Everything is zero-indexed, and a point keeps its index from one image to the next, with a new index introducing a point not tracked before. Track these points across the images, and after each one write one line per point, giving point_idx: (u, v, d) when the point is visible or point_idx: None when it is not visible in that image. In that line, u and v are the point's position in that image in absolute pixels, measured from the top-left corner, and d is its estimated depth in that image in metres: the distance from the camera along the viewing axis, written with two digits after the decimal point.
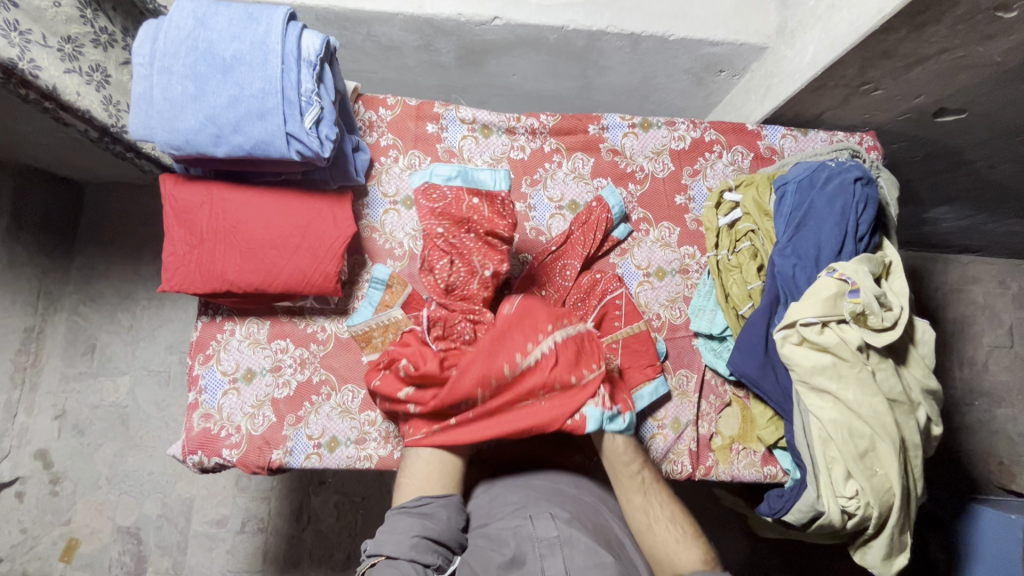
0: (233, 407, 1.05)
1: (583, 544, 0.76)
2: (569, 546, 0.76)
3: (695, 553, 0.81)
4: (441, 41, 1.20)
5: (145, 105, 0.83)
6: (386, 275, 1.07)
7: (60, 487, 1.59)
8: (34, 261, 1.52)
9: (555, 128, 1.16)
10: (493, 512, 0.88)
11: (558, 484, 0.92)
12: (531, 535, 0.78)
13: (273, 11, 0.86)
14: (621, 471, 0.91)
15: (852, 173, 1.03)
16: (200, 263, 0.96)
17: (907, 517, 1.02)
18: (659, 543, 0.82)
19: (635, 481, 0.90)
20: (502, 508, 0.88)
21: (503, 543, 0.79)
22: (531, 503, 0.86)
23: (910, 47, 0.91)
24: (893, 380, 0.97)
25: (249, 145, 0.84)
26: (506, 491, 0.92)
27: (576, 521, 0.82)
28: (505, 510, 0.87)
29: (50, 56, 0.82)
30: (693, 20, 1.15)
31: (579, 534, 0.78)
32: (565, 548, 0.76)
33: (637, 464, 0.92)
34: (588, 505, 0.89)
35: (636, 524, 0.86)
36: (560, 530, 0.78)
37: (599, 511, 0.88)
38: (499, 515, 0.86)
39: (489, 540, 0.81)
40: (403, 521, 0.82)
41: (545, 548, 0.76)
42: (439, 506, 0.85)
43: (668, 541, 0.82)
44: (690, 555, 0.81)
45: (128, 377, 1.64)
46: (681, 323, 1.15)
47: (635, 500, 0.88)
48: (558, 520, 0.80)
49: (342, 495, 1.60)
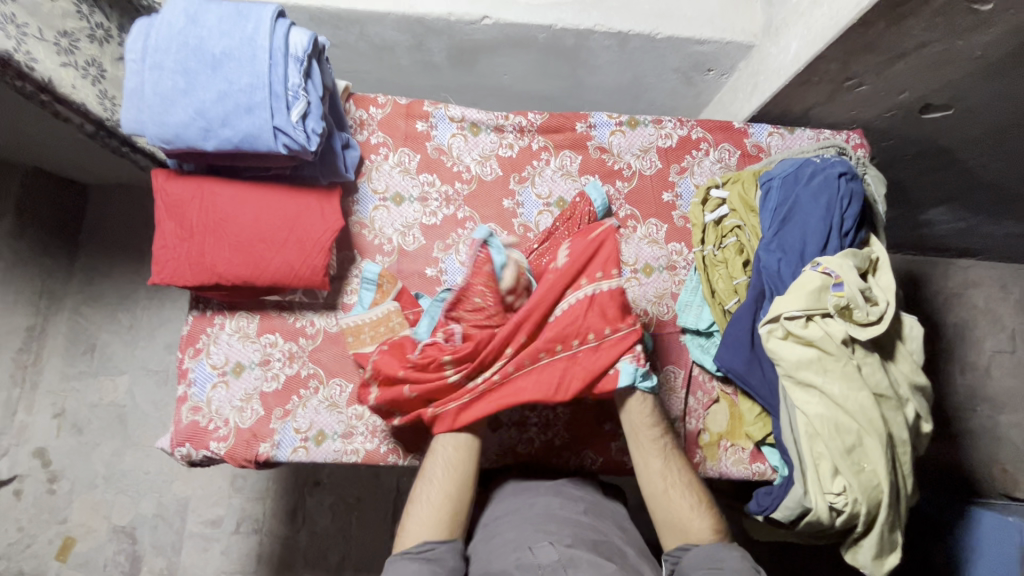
0: (222, 400, 1.06)
1: (588, 562, 0.78)
2: (573, 567, 0.77)
3: (705, 522, 0.88)
4: (433, 40, 1.22)
5: (136, 99, 0.86)
6: (376, 274, 1.08)
7: (57, 486, 1.60)
8: (37, 260, 1.55)
9: (543, 126, 1.17)
10: (491, 549, 0.85)
11: (550, 508, 0.91)
12: (533, 563, 0.78)
13: (263, 8, 0.88)
14: (642, 431, 0.94)
15: (835, 169, 1.05)
16: (190, 256, 0.98)
17: (897, 515, 1.01)
18: (675, 506, 0.89)
19: (656, 445, 0.93)
20: (502, 543, 0.85)
21: None
22: (528, 533, 0.85)
23: (890, 41, 0.92)
24: (879, 374, 0.96)
25: (237, 138, 0.86)
26: (501, 523, 0.91)
27: (575, 542, 0.83)
28: (504, 544, 0.84)
29: (46, 49, 0.84)
30: (680, 19, 1.17)
31: (580, 553, 0.80)
32: (570, 569, 0.76)
33: (659, 428, 0.94)
34: (585, 523, 0.89)
35: (651, 484, 0.91)
36: (560, 554, 0.79)
37: (595, 525, 0.89)
38: (497, 553, 0.83)
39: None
40: (409, 567, 0.80)
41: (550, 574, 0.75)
42: (445, 551, 0.84)
43: (682, 508, 0.88)
44: (702, 525, 0.87)
45: (126, 377, 1.65)
46: (668, 319, 1.15)
47: (657, 459, 0.92)
48: (557, 545, 0.81)
49: (337, 496, 1.60)
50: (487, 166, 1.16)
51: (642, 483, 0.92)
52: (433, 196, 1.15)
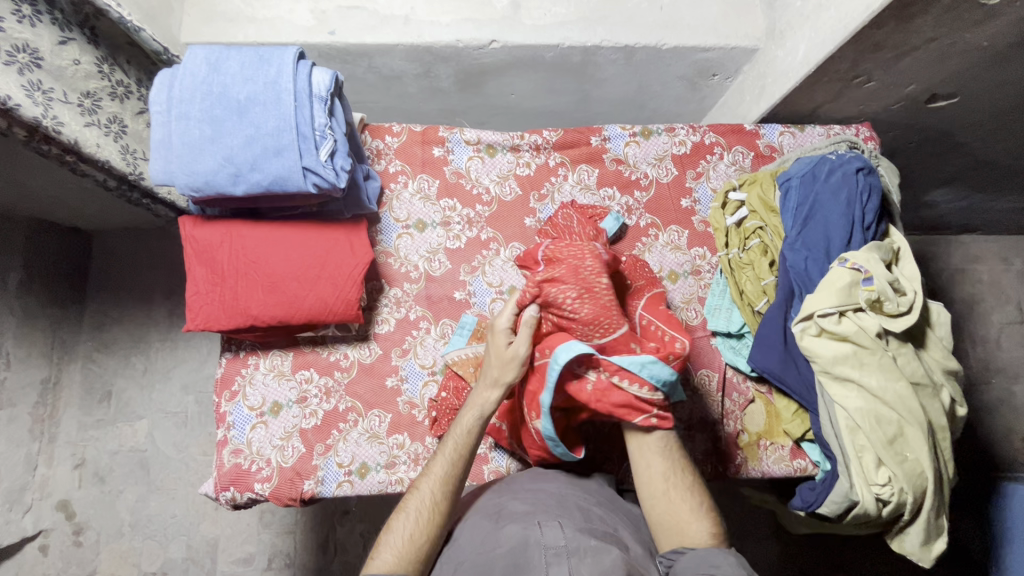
0: (263, 441, 1.06)
1: (593, 552, 0.73)
2: (577, 555, 0.72)
3: (704, 526, 0.82)
4: (441, 67, 1.24)
5: (164, 151, 0.86)
6: (473, 322, 1.10)
7: (84, 537, 1.59)
8: (47, 312, 1.53)
9: (559, 143, 1.19)
10: (504, 520, 0.81)
11: (563, 493, 0.88)
12: (538, 541, 0.74)
13: (283, 51, 0.89)
14: (652, 452, 0.89)
15: (853, 165, 1.06)
16: (223, 300, 0.98)
17: (941, 501, 1.01)
18: (669, 510, 0.83)
19: (671, 460, 0.88)
20: (508, 513, 0.83)
21: (506, 548, 0.75)
22: (538, 512, 0.81)
23: (899, 39, 0.94)
24: (915, 363, 0.97)
25: (267, 181, 0.87)
26: (512, 499, 0.88)
27: (584, 528, 0.78)
28: (510, 514, 0.82)
29: (71, 111, 0.85)
30: (684, 28, 1.19)
31: (586, 541, 0.74)
32: (573, 558, 0.71)
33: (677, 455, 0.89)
34: (595, 514, 0.84)
35: (650, 486, 0.86)
36: (569, 540, 0.74)
37: (605, 518, 0.84)
38: (509, 518, 0.81)
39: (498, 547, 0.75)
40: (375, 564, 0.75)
41: (552, 557, 0.71)
42: None
43: (681, 509, 0.83)
44: (699, 528, 0.81)
45: (146, 421, 1.64)
46: (697, 324, 1.17)
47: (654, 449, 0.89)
48: (567, 529, 0.76)
49: (367, 523, 1.57)
50: (506, 185, 1.17)
51: (643, 476, 0.87)
52: (455, 220, 1.16)
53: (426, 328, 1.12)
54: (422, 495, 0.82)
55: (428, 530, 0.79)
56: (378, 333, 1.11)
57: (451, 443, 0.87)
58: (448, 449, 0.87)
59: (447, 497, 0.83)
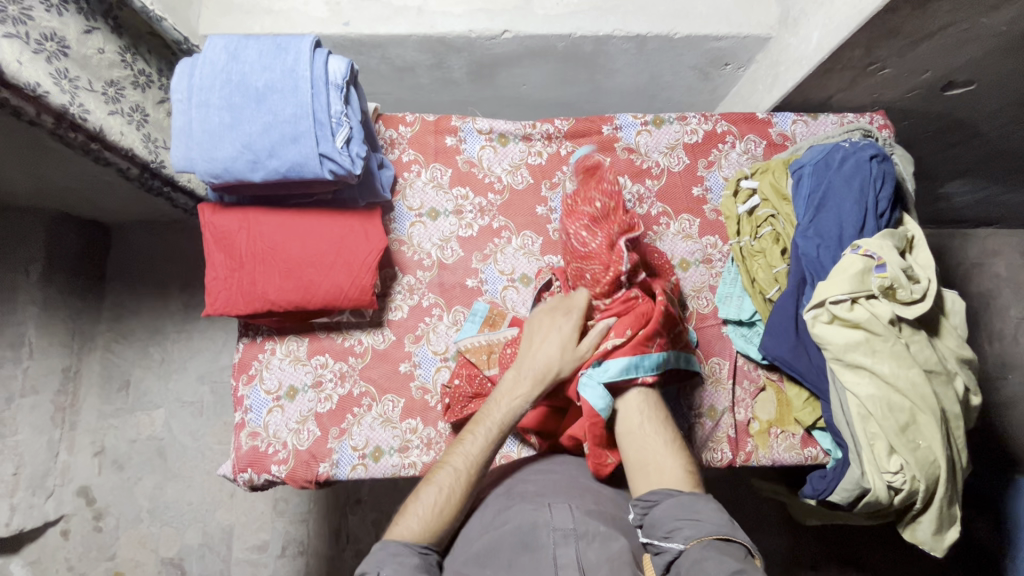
0: (279, 424, 1.08)
1: (601, 537, 0.74)
2: (584, 538, 0.73)
3: (680, 462, 0.86)
4: (454, 58, 1.25)
5: (185, 137, 0.88)
6: (485, 309, 1.11)
7: (103, 522, 1.63)
8: (68, 302, 1.57)
9: (570, 132, 1.19)
10: (514, 498, 0.83)
11: (574, 476, 0.90)
12: (547, 522, 0.75)
13: (300, 39, 0.91)
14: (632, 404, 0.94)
15: (866, 152, 1.06)
16: (241, 285, 1.00)
17: (954, 490, 1.01)
18: (647, 443, 0.89)
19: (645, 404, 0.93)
20: (518, 492, 0.85)
21: (515, 526, 0.76)
22: (548, 493, 0.83)
23: (915, 24, 0.94)
24: (928, 351, 0.97)
25: (284, 168, 0.89)
26: (523, 480, 0.89)
27: (592, 511, 0.80)
28: (521, 494, 0.84)
29: (96, 100, 0.87)
30: (696, 17, 1.19)
31: (594, 526, 0.75)
32: (580, 541, 0.72)
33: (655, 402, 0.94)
34: (605, 496, 0.88)
35: (630, 421, 0.92)
36: (577, 523, 0.75)
37: (614, 499, 0.88)
38: (520, 497, 0.83)
39: (506, 525, 0.77)
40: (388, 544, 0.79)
41: (560, 538, 0.73)
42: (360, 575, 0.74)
43: (657, 445, 0.88)
44: (674, 466, 0.86)
45: (163, 410, 1.67)
46: (708, 312, 1.17)
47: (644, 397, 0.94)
48: (576, 512, 0.77)
49: (379, 512, 1.59)
50: (518, 174, 1.18)
51: (619, 417, 0.93)
52: (467, 208, 1.17)
53: (439, 315, 1.13)
54: (460, 464, 0.82)
55: (456, 497, 0.80)
56: (391, 319, 1.13)
57: (497, 415, 0.87)
58: (495, 419, 0.87)
59: (483, 465, 0.84)
